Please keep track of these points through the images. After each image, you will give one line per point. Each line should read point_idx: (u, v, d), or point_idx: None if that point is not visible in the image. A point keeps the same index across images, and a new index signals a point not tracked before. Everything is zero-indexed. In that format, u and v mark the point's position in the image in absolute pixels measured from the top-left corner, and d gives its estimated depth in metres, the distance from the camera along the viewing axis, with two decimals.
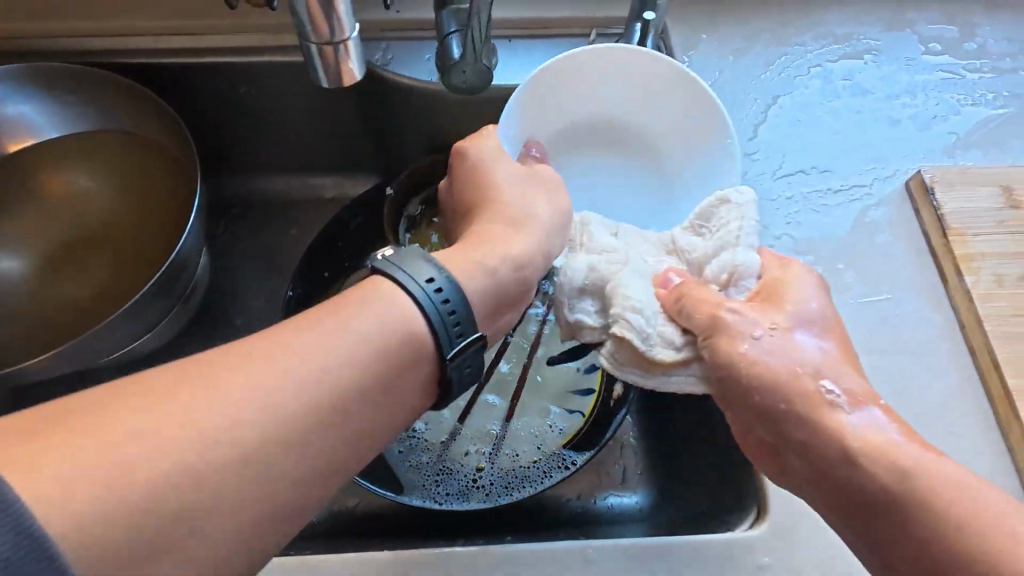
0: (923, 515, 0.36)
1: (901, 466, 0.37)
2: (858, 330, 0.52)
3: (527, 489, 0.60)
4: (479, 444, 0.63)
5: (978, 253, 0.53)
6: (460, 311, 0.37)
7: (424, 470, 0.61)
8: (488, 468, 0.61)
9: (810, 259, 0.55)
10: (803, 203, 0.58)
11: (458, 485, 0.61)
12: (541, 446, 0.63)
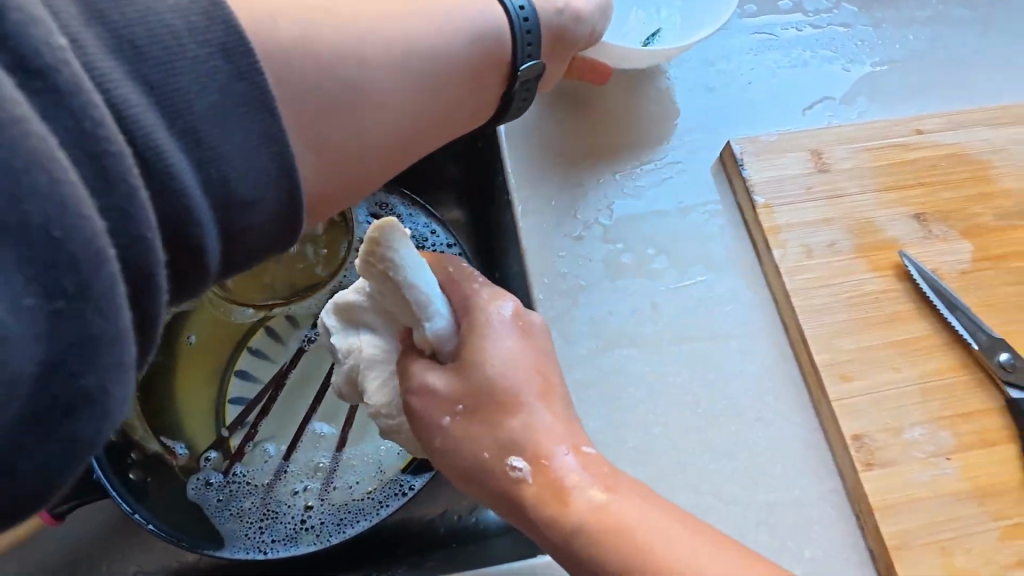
0: None
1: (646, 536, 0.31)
2: (671, 319, 0.49)
3: (362, 523, 0.55)
4: (307, 481, 0.58)
5: (784, 225, 0.51)
6: (532, 20, 0.41)
7: (247, 518, 0.56)
8: (317, 506, 0.57)
9: (621, 247, 0.51)
10: (615, 186, 0.54)
11: (285, 529, 0.55)
12: (378, 473, 0.58)
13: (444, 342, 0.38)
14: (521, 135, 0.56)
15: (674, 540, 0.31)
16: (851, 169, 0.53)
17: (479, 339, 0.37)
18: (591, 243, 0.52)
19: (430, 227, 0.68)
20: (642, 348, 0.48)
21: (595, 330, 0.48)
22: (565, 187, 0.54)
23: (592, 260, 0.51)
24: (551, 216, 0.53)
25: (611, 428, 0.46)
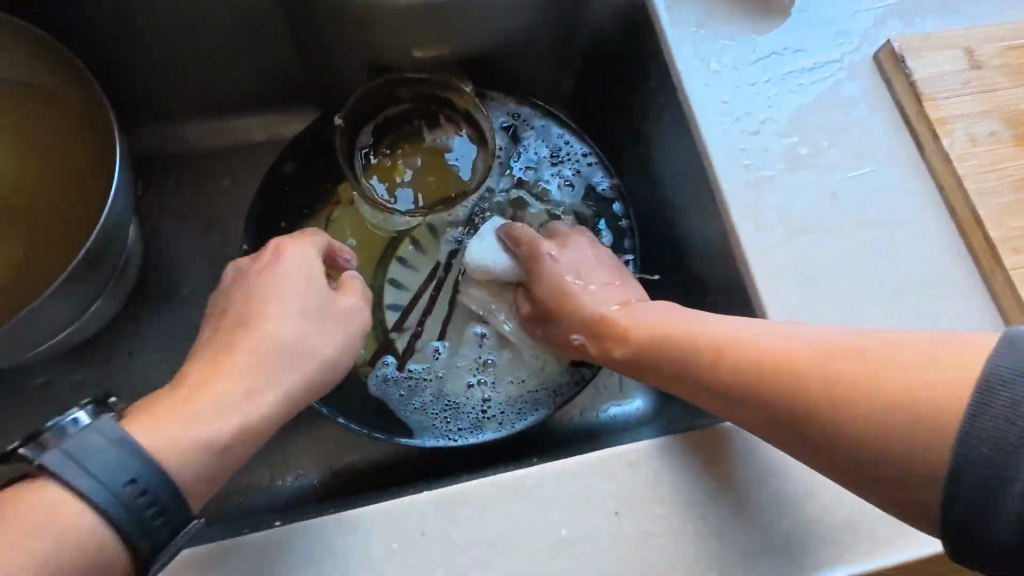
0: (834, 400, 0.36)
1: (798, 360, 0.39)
2: (850, 205, 0.53)
3: (541, 412, 0.59)
4: (479, 375, 0.61)
5: (949, 116, 0.54)
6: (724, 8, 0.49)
7: (431, 409, 0.59)
8: (494, 397, 0.60)
9: (796, 140, 0.55)
10: (781, 84, 0.57)
11: (468, 419, 0.59)
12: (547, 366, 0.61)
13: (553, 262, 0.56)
14: (686, 37, 0.58)
15: (807, 350, 0.39)
16: (1002, 65, 0.56)
17: (548, 272, 0.55)
18: (768, 137, 0.55)
19: (561, 131, 0.68)
20: (827, 232, 0.52)
21: (784, 217, 0.52)
22: (735, 86, 0.56)
23: (772, 152, 0.54)
24: (727, 113, 0.55)
25: (807, 301, 0.50)
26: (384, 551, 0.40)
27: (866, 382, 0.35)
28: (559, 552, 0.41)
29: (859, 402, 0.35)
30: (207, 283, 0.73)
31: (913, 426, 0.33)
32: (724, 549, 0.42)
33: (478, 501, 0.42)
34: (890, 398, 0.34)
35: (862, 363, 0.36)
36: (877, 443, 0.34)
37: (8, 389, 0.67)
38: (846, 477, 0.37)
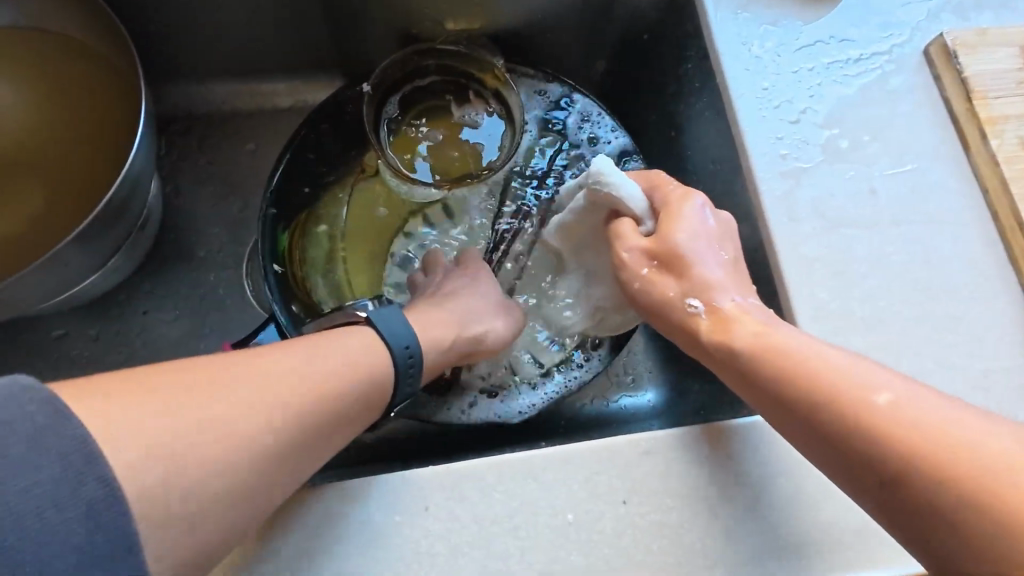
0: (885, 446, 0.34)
1: (870, 400, 0.36)
2: (887, 202, 0.51)
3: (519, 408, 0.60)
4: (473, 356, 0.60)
5: (1000, 116, 0.52)
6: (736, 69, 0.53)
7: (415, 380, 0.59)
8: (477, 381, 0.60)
9: (836, 133, 0.53)
10: (824, 74, 0.54)
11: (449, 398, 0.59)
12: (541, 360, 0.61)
13: (636, 233, 0.47)
14: (728, 20, 0.56)
15: (876, 408, 0.35)
16: None
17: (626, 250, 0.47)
18: (807, 128, 0.53)
19: (589, 111, 0.66)
20: (861, 228, 0.50)
21: (818, 210, 0.50)
22: (775, 73, 0.54)
23: (810, 143, 0.52)
24: (765, 100, 0.53)
25: (837, 297, 0.48)
26: (388, 524, 0.40)
27: (941, 465, 0.33)
28: (566, 536, 0.40)
29: (931, 479, 0.33)
30: (226, 248, 0.73)
31: (979, 539, 0.32)
32: (735, 545, 0.41)
33: (485, 479, 0.41)
34: (951, 478, 0.33)
35: (936, 441, 0.34)
36: (940, 548, 0.33)
37: (26, 342, 0.67)
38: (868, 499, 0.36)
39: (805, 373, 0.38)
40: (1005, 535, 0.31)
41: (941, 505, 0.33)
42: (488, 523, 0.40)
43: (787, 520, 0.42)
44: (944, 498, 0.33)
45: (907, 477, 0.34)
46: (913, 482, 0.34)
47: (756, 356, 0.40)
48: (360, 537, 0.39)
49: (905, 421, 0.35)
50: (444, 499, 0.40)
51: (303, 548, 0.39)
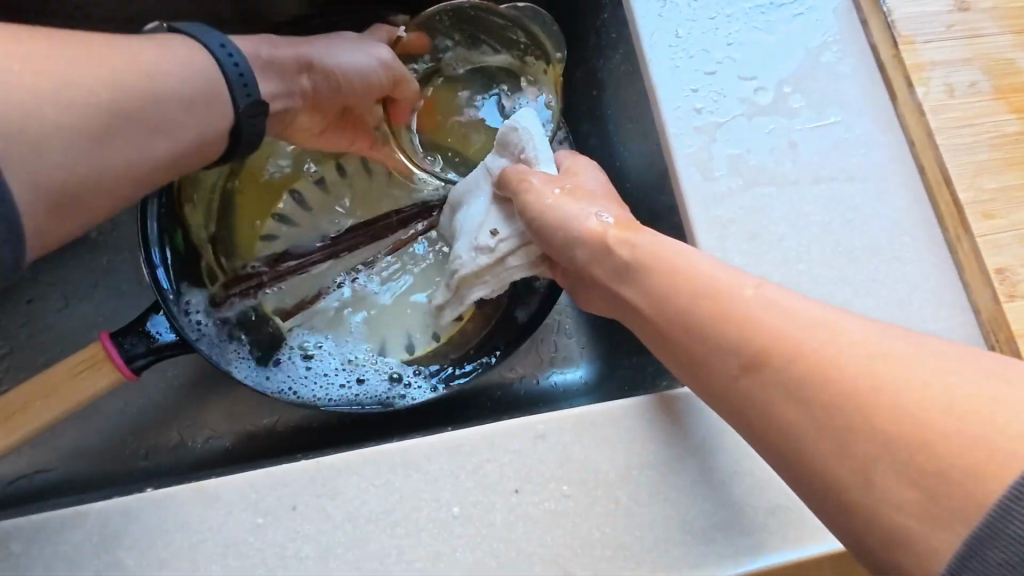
0: (776, 376, 0.29)
1: (768, 324, 0.30)
2: (808, 158, 0.47)
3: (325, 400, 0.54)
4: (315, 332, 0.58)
5: (927, 62, 0.49)
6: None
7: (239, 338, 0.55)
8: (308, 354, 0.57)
9: (757, 85, 0.49)
10: (745, 20, 0.50)
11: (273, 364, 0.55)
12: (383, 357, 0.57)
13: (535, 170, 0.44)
14: None
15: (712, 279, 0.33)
16: (990, 9, 0.51)
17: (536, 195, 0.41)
18: (726, 79, 0.49)
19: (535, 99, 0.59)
20: (779, 188, 0.46)
21: (735, 167, 0.47)
22: (692, 20, 0.50)
23: (728, 96, 0.48)
24: (680, 49, 0.49)
25: (754, 263, 0.45)
26: (249, 527, 0.35)
27: (735, 317, 0.31)
28: (451, 530, 0.37)
29: (745, 344, 0.30)
30: (122, 228, 0.67)
31: (794, 406, 0.28)
32: (635, 532, 0.38)
33: (361, 473, 0.37)
34: (768, 356, 0.29)
35: (761, 304, 0.31)
36: (765, 433, 0.30)
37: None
38: (763, 448, 0.30)
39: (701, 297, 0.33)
40: (802, 382, 0.28)
41: (855, 447, 0.26)
42: (363, 521, 0.36)
43: (691, 501, 0.39)
44: (859, 443, 0.26)
45: (807, 414, 0.28)
46: (814, 417, 0.28)
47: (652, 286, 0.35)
48: (216, 542, 0.35)
49: (820, 339, 0.29)
50: (313, 496, 0.36)
51: (150, 558, 0.34)
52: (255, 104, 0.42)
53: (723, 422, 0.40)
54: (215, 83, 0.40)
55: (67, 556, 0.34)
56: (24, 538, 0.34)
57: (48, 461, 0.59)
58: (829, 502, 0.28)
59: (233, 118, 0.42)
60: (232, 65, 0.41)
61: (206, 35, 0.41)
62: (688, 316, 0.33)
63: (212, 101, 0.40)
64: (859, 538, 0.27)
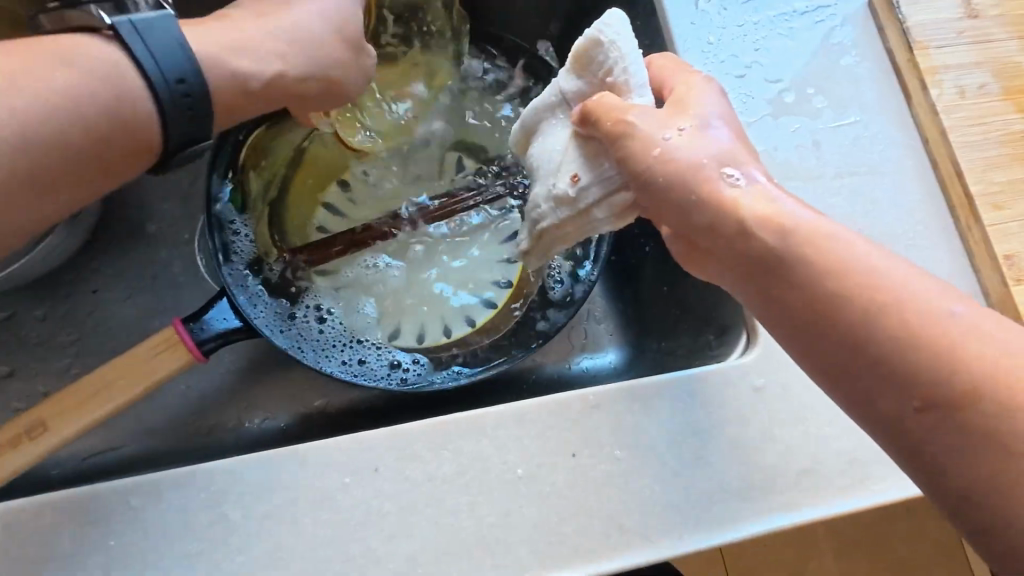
0: (930, 364, 0.30)
1: (928, 307, 0.30)
2: (830, 155, 0.51)
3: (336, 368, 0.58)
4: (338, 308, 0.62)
5: (940, 66, 0.53)
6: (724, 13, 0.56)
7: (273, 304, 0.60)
8: (329, 326, 0.61)
9: (782, 86, 0.53)
10: (770, 27, 0.54)
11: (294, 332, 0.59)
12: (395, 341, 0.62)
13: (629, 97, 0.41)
14: None
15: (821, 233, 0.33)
16: (998, 16, 0.55)
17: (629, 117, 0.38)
18: (753, 82, 0.53)
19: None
20: (804, 182, 0.51)
21: (764, 163, 0.51)
22: (721, 27, 0.54)
23: (756, 97, 0.52)
24: (711, 54, 0.53)
25: None
26: (338, 486, 0.40)
27: (891, 303, 0.31)
28: (517, 489, 0.41)
29: (899, 330, 0.30)
30: (177, 222, 0.71)
31: (940, 391, 0.29)
32: (680, 490, 0.42)
33: (436, 439, 0.41)
34: (923, 346, 0.30)
35: (867, 257, 0.32)
36: (901, 419, 0.30)
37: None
38: (891, 435, 0.31)
39: (851, 274, 0.32)
40: (957, 382, 0.29)
41: (1003, 454, 0.28)
42: (440, 480, 0.40)
43: (730, 464, 0.43)
44: (1009, 452, 0.28)
45: (960, 414, 0.29)
46: (966, 417, 0.29)
47: (783, 259, 0.33)
48: (311, 500, 0.39)
49: (974, 337, 0.30)
50: (393, 459, 0.40)
51: (252, 513, 0.39)
52: (183, 103, 0.36)
53: (759, 395, 0.45)
54: (123, 81, 0.34)
55: (178, 512, 0.38)
56: (140, 496, 0.38)
57: (119, 440, 0.63)
58: (955, 501, 0.30)
59: (156, 116, 0.36)
60: (151, 52, 0.35)
61: (114, 16, 0.35)
62: (831, 294, 0.32)
63: (125, 97, 0.34)
64: (970, 529, 0.30)
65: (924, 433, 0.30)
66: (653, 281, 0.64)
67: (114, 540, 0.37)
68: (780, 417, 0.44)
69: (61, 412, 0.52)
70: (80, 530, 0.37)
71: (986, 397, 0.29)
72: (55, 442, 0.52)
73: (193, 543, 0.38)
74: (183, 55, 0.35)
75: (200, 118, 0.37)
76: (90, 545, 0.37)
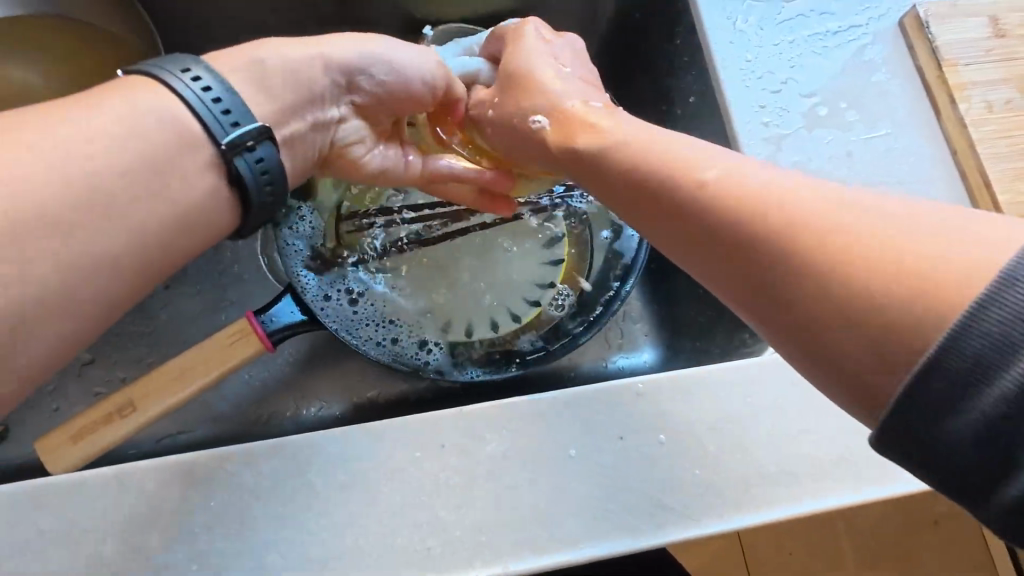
0: (717, 213, 0.32)
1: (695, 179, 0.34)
2: (862, 165, 0.55)
3: (368, 346, 0.64)
4: (383, 290, 0.67)
5: (968, 82, 0.56)
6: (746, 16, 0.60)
7: (327, 283, 0.66)
8: (372, 307, 0.66)
9: (816, 100, 0.56)
10: (805, 45, 0.58)
11: (340, 310, 0.65)
12: (433, 328, 0.67)
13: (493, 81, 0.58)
14: None
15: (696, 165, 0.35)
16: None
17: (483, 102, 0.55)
18: (789, 97, 0.56)
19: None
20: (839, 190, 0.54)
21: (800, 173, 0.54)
22: (758, 46, 0.58)
23: (791, 111, 0.56)
24: (749, 71, 0.57)
25: None
26: (409, 459, 0.44)
27: (716, 185, 0.33)
28: (571, 467, 0.45)
29: (712, 196, 0.33)
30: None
31: (755, 252, 0.31)
32: (720, 473, 0.45)
33: (496, 420, 0.45)
34: (738, 203, 0.32)
35: (724, 175, 0.33)
36: (748, 283, 0.31)
37: None
38: (743, 300, 0.32)
39: (657, 164, 0.37)
40: (773, 231, 0.30)
41: (824, 290, 0.28)
42: (500, 457, 0.44)
43: (767, 450, 0.46)
44: (829, 280, 0.28)
45: (768, 257, 0.30)
46: (767, 259, 0.30)
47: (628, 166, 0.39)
48: (385, 471, 0.43)
49: (739, 189, 0.32)
50: (458, 436, 0.45)
51: (334, 482, 0.43)
52: (246, 150, 0.40)
53: (796, 387, 0.48)
54: (192, 128, 0.39)
55: (268, 477, 0.43)
56: (235, 462, 0.43)
57: (189, 423, 0.68)
58: (806, 347, 0.29)
59: (222, 162, 0.40)
60: (213, 101, 0.39)
61: (175, 67, 0.39)
62: (658, 183, 0.36)
63: (198, 146, 0.39)
64: (855, 393, 0.28)
65: (827, 338, 0.28)
66: (690, 284, 0.68)
67: (214, 501, 0.42)
68: (816, 409, 0.47)
69: (148, 392, 0.57)
70: (183, 492, 0.42)
71: (832, 244, 0.28)
72: (143, 418, 0.56)
73: (281, 507, 0.42)
74: (238, 99, 0.40)
75: (278, 189, 0.43)
76: (192, 505, 0.42)
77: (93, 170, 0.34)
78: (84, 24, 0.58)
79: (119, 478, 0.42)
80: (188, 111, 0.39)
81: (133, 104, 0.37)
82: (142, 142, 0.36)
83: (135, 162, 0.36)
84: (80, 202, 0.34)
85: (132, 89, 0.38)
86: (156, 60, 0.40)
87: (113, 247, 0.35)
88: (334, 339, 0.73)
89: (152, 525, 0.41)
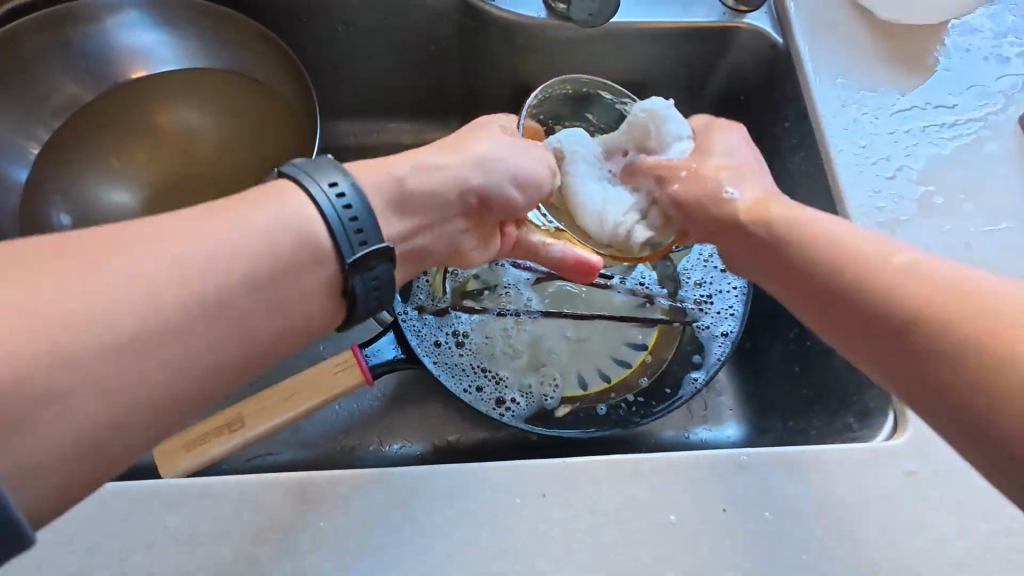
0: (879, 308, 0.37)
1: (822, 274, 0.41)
2: (981, 257, 0.54)
3: (456, 388, 0.66)
4: (481, 338, 0.69)
5: None
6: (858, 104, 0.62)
7: (428, 325, 0.68)
8: (466, 352, 0.68)
9: (931, 189, 0.57)
10: (920, 137, 0.60)
11: (438, 353, 0.67)
12: (523, 383, 0.68)
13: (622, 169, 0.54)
14: (826, 86, 0.62)
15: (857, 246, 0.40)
16: None
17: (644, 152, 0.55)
18: (903, 184, 0.58)
19: None
20: None
21: None
22: (873, 134, 0.60)
23: (906, 199, 0.57)
24: (863, 157, 0.59)
25: None
26: (509, 505, 0.44)
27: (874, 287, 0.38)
28: (669, 533, 0.44)
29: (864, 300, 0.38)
30: None
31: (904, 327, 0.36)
32: (825, 559, 0.44)
33: (596, 476, 0.45)
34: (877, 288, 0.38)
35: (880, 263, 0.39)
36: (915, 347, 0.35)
37: None
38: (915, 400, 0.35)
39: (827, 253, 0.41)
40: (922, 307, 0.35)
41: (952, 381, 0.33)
42: (597, 514, 0.44)
43: (875, 539, 0.44)
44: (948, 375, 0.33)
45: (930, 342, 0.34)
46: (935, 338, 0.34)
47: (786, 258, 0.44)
48: (484, 515, 0.44)
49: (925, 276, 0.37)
50: (559, 489, 0.45)
51: (437, 518, 0.44)
52: (366, 269, 0.39)
53: (909, 478, 0.46)
54: (324, 243, 0.37)
55: (376, 506, 0.44)
56: (347, 486, 0.44)
57: (278, 446, 0.70)
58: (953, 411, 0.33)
59: (340, 279, 0.38)
60: (348, 216, 0.38)
61: (320, 175, 0.38)
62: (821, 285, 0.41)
63: (322, 263, 0.37)
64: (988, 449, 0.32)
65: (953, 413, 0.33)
66: (784, 360, 0.66)
67: (323, 521, 0.43)
68: (932, 504, 0.45)
69: (258, 409, 0.60)
70: (296, 508, 0.44)
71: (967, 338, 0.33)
72: (248, 435, 0.59)
73: (386, 538, 0.43)
74: (373, 220, 0.39)
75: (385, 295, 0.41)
76: (303, 521, 0.43)
77: (202, 283, 0.32)
78: (218, 70, 0.67)
79: (239, 486, 0.44)
80: (316, 214, 0.37)
81: (276, 218, 0.36)
82: (276, 254, 0.35)
83: (265, 280, 0.35)
84: (186, 317, 0.32)
85: (266, 192, 0.37)
86: (299, 163, 0.39)
87: (215, 358, 0.33)
88: (420, 380, 0.75)
89: (266, 537, 0.43)
